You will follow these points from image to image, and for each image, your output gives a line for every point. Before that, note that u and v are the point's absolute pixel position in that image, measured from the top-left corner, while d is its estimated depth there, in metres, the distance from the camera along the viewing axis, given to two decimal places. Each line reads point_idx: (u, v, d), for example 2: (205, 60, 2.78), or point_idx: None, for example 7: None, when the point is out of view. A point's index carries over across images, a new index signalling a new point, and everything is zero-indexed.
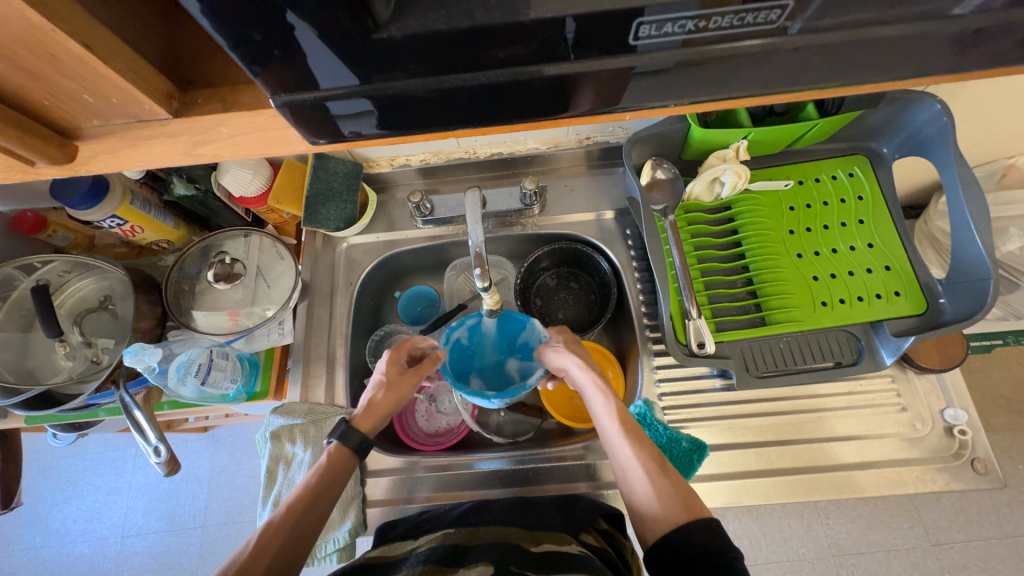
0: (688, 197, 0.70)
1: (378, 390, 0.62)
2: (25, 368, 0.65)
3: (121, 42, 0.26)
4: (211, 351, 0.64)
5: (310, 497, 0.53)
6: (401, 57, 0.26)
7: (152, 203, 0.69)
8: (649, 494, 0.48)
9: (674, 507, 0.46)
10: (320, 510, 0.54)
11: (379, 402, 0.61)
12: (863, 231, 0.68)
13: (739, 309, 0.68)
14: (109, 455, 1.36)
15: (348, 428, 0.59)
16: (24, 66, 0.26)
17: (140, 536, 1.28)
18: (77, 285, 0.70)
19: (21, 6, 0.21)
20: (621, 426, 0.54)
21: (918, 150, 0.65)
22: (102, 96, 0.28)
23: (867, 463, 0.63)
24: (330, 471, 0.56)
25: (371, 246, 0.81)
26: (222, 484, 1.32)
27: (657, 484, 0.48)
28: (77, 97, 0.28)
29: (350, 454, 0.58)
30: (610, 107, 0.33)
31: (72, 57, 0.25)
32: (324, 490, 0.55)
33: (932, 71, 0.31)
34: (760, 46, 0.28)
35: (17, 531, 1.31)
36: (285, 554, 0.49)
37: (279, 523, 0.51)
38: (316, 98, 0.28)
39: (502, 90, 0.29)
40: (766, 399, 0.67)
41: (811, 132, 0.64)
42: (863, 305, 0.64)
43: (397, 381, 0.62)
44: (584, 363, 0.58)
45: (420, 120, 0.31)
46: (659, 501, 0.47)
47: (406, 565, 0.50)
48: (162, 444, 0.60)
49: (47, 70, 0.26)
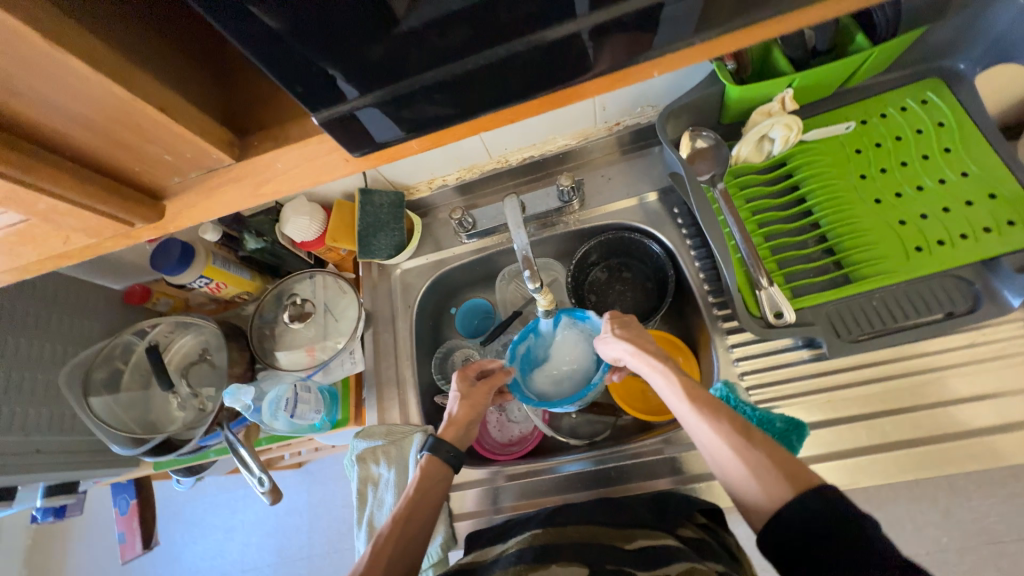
0: (735, 161, 0.66)
1: (457, 402, 0.65)
2: (149, 420, 0.75)
3: (186, 101, 0.30)
4: (295, 386, 0.69)
5: (412, 508, 0.57)
6: (421, 46, 0.27)
7: (230, 260, 0.77)
8: (743, 473, 0.45)
9: (775, 482, 0.42)
10: (422, 520, 0.57)
11: (459, 414, 0.64)
12: (953, 160, 0.60)
13: (816, 271, 0.62)
14: (223, 497, 1.50)
15: (435, 442, 0.61)
16: (116, 137, 0.30)
17: (257, 570, 1.40)
18: (180, 342, 0.79)
19: (106, 81, 0.25)
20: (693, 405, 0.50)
21: (1006, 55, 0.56)
22: (180, 153, 0.32)
23: (1010, 425, 0.54)
24: (428, 482, 0.59)
25: (422, 268, 0.84)
26: (321, 515, 1.40)
27: (750, 460, 0.45)
28: (160, 159, 0.32)
29: (441, 465, 0.61)
30: (639, 65, 0.31)
31: (152, 122, 0.28)
32: (424, 501, 0.58)
33: None
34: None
35: (158, 571, 1.48)
36: (397, 563, 0.53)
37: (388, 535, 0.54)
38: (352, 108, 0.30)
39: (523, 68, 0.30)
40: (868, 364, 0.59)
41: (868, 62, 0.58)
42: (970, 243, 0.56)
43: (472, 394, 0.66)
44: (636, 350, 0.56)
45: (445, 111, 0.31)
46: (756, 479, 0.44)
47: (497, 566, 0.49)
48: (264, 475, 0.65)
49: (134, 138, 0.30)
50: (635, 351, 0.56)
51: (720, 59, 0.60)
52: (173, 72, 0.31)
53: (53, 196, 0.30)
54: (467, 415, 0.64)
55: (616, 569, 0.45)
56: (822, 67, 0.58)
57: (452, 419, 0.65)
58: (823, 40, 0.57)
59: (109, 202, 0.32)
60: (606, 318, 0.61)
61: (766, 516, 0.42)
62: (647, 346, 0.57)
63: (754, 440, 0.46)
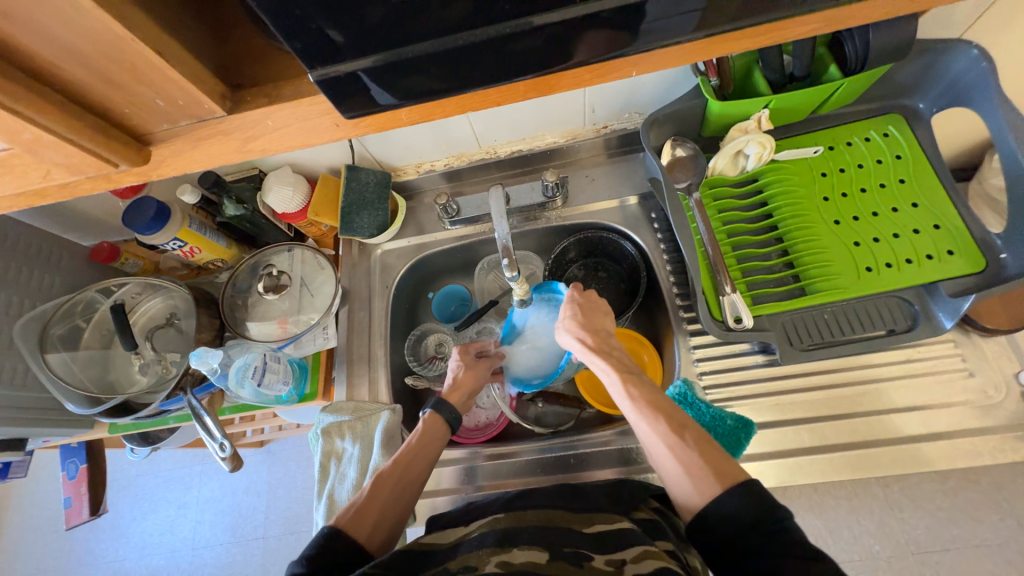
0: (711, 172, 0.69)
1: (460, 371, 0.68)
2: (108, 380, 0.73)
3: (181, 48, 0.30)
4: (265, 355, 0.69)
5: (414, 455, 0.58)
6: (421, 16, 0.27)
7: (207, 226, 0.76)
8: (676, 470, 0.48)
9: (704, 480, 0.46)
10: (421, 467, 0.57)
11: (464, 379, 0.66)
12: (906, 191, 0.65)
13: (775, 282, 0.66)
14: (177, 472, 1.46)
15: (439, 401, 0.63)
16: (106, 77, 0.29)
17: (208, 548, 1.36)
18: (147, 304, 0.77)
19: (108, 19, 0.25)
20: (637, 403, 0.53)
21: (958, 100, 0.62)
22: (171, 100, 0.31)
23: (933, 435, 0.59)
24: (430, 434, 0.60)
25: (403, 250, 0.85)
26: (279, 496, 1.38)
27: (682, 459, 0.48)
28: (151, 103, 0.31)
29: (444, 422, 0.62)
30: (631, 49, 0.32)
31: (148, 65, 0.28)
32: (425, 450, 0.59)
33: None
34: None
35: (101, 545, 1.43)
36: (394, 503, 0.54)
37: (388, 475, 0.55)
38: (349, 69, 0.29)
39: (518, 49, 0.30)
40: (815, 372, 0.64)
41: (839, 91, 0.62)
42: (913, 268, 0.61)
43: (477, 363, 0.68)
44: (585, 348, 0.59)
45: (440, 85, 0.31)
46: (688, 476, 0.47)
47: (460, 551, 0.50)
48: (226, 440, 0.65)
49: (126, 78, 0.29)
50: (585, 349, 0.59)
51: (705, 74, 0.63)
52: (169, 17, 0.30)
53: (43, 130, 0.29)
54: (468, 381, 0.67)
55: (574, 552, 0.48)
56: (797, 92, 0.61)
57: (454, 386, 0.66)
58: (799, 66, 0.60)
59: (91, 139, 0.31)
60: (566, 303, 0.64)
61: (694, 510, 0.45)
62: (598, 345, 0.60)
63: (689, 439, 0.49)
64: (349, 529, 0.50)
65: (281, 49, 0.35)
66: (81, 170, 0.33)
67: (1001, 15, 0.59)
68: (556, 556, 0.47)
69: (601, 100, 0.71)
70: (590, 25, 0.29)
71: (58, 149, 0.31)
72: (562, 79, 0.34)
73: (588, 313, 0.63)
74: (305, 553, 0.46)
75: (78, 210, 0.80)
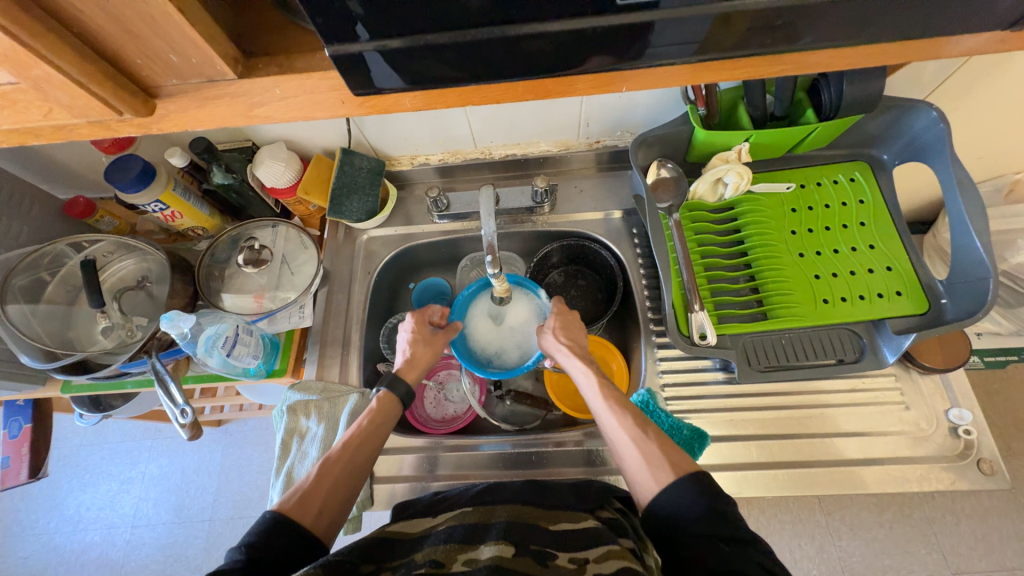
0: (692, 196, 0.73)
1: (416, 345, 0.67)
2: (67, 337, 0.70)
3: (201, 8, 0.31)
4: (238, 326, 0.68)
5: (363, 436, 0.58)
6: (437, 10, 0.29)
7: (191, 191, 0.75)
8: (638, 459, 0.50)
9: (661, 468, 0.48)
10: (370, 452, 0.57)
11: (420, 356, 0.66)
12: (865, 233, 0.70)
13: (740, 304, 0.70)
14: (125, 445, 1.40)
15: (393, 379, 0.64)
16: (126, 26, 0.29)
17: (149, 527, 1.31)
18: (119, 264, 0.75)
19: None
20: (609, 399, 0.56)
21: (919, 155, 0.67)
22: (185, 57, 0.32)
23: (869, 460, 0.63)
24: (380, 416, 0.60)
25: (388, 238, 0.85)
26: (232, 478, 1.35)
27: (644, 449, 0.50)
28: (164, 57, 0.32)
29: (395, 403, 0.62)
30: (631, 63, 0.34)
31: (169, 21, 0.29)
32: (375, 431, 0.59)
33: (929, 30, 0.33)
34: (780, 4, 0.30)
35: (31, 516, 1.35)
36: (342, 485, 0.53)
37: (336, 458, 0.55)
38: (362, 50, 0.30)
39: (524, 52, 0.32)
40: (769, 393, 0.68)
41: (812, 135, 0.66)
42: (865, 304, 0.66)
43: (433, 339, 0.68)
44: (568, 349, 0.62)
45: (447, 77, 0.33)
46: (648, 466, 0.49)
47: (427, 542, 0.51)
48: (189, 407, 0.64)
49: (144, 30, 0.30)
50: (567, 350, 0.62)
51: (694, 103, 0.67)
52: None
53: (53, 68, 0.29)
54: (416, 355, 0.66)
55: (539, 551, 0.48)
56: (775, 130, 0.65)
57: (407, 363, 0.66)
58: (780, 107, 0.65)
59: (98, 83, 0.31)
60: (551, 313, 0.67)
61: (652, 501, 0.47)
62: (580, 349, 0.63)
63: (650, 434, 0.52)
64: (294, 512, 0.49)
65: (295, 24, 0.36)
66: (81, 113, 0.33)
67: (962, 82, 0.65)
68: (523, 552, 0.47)
69: (596, 114, 0.75)
70: (596, 37, 0.31)
71: (63, 90, 0.31)
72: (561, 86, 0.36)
73: (567, 320, 0.67)
74: (246, 539, 0.46)
75: (58, 161, 0.78)
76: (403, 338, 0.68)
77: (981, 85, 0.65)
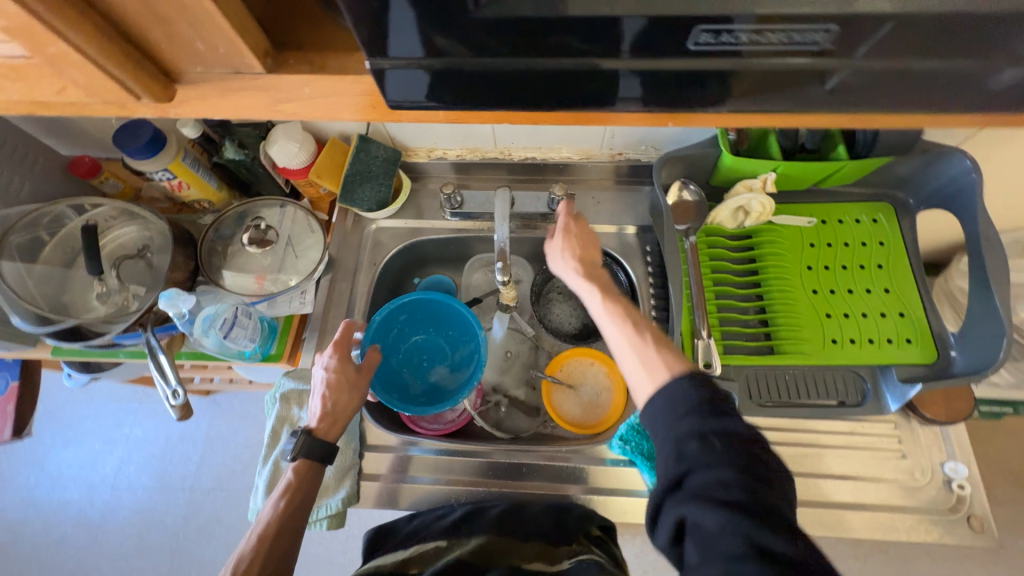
0: (711, 221, 0.72)
1: (335, 391, 0.61)
2: (61, 301, 0.68)
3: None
4: (238, 308, 0.66)
5: (282, 520, 0.56)
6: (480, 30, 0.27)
7: (200, 163, 0.73)
8: (637, 367, 0.50)
9: (658, 371, 0.48)
10: (289, 537, 0.56)
11: (340, 405, 0.61)
12: (881, 276, 0.69)
13: (748, 336, 0.69)
14: (112, 406, 1.39)
15: (309, 442, 0.59)
16: (153, 9, 0.28)
17: (129, 489, 1.31)
18: (121, 231, 0.73)
19: None
20: (610, 312, 0.55)
21: (946, 202, 0.66)
22: (212, 46, 0.30)
23: (860, 506, 0.63)
24: (299, 491, 0.58)
25: (398, 231, 0.83)
26: (216, 449, 1.34)
27: (642, 356, 0.50)
28: (191, 44, 0.30)
29: (315, 467, 0.60)
30: (672, 102, 0.32)
31: (200, 10, 0.28)
32: (293, 513, 0.57)
33: (985, 101, 0.31)
34: (837, 57, 0.29)
35: (12, 467, 1.35)
36: None
37: (250, 558, 0.53)
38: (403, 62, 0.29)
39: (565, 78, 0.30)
40: (767, 428, 0.67)
41: (841, 172, 0.65)
42: (873, 348, 0.65)
43: (359, 381, 0.63)
44: (577, 267, 0.58)
45: (483, 95, 0.32)
46: (647, 375, 0.48)
47: None
48: (180, 388, 0.62)
49: (172, 15, 0.28)
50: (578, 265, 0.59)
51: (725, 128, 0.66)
52: None
53: (70, 45, 0.28)
54: (333, 400, 0.61)
55: None
56: (808, 164, 0.64)
57: (326, 410, 0.61)
58: (812, 138, 0.65)
59: (117, 67, 0.30)
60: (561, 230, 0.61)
61: (647, 407, 0.47)
62: (591, 267, 0.59)
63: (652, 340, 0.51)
64: None
65: (327, 19, 0.35)
66: (98, 93, 0.32)
67: (997, 136, 0.64)
68: None
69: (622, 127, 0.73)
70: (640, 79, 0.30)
71: (80, 69, 0.30)
72: (600, 109, 0.34)
73: (574, 237, 0.61)
74: None
75: (66, 119, 0.76)
76: (320, 374, 0.62)
77: (1015, 141, 0.64)
